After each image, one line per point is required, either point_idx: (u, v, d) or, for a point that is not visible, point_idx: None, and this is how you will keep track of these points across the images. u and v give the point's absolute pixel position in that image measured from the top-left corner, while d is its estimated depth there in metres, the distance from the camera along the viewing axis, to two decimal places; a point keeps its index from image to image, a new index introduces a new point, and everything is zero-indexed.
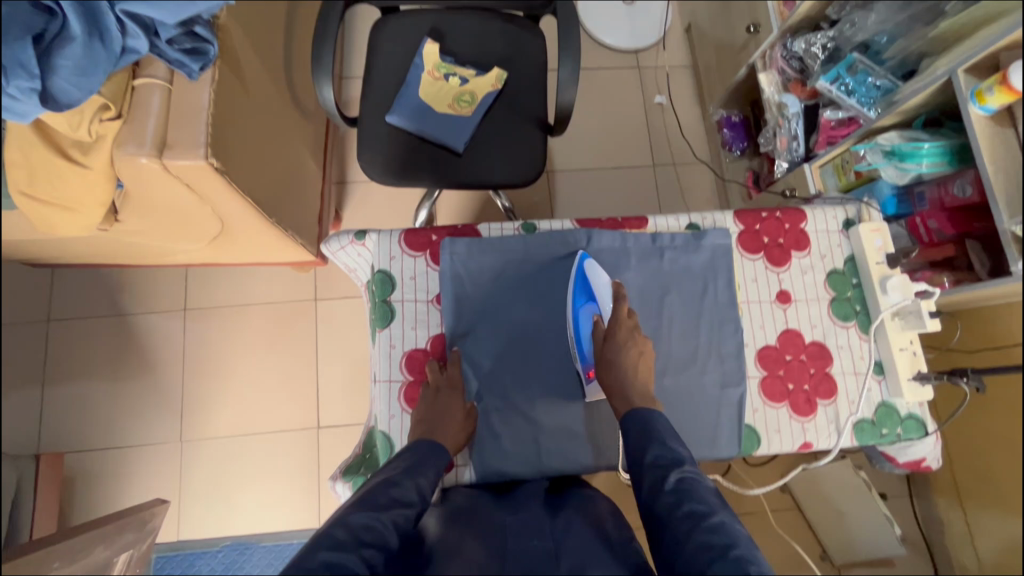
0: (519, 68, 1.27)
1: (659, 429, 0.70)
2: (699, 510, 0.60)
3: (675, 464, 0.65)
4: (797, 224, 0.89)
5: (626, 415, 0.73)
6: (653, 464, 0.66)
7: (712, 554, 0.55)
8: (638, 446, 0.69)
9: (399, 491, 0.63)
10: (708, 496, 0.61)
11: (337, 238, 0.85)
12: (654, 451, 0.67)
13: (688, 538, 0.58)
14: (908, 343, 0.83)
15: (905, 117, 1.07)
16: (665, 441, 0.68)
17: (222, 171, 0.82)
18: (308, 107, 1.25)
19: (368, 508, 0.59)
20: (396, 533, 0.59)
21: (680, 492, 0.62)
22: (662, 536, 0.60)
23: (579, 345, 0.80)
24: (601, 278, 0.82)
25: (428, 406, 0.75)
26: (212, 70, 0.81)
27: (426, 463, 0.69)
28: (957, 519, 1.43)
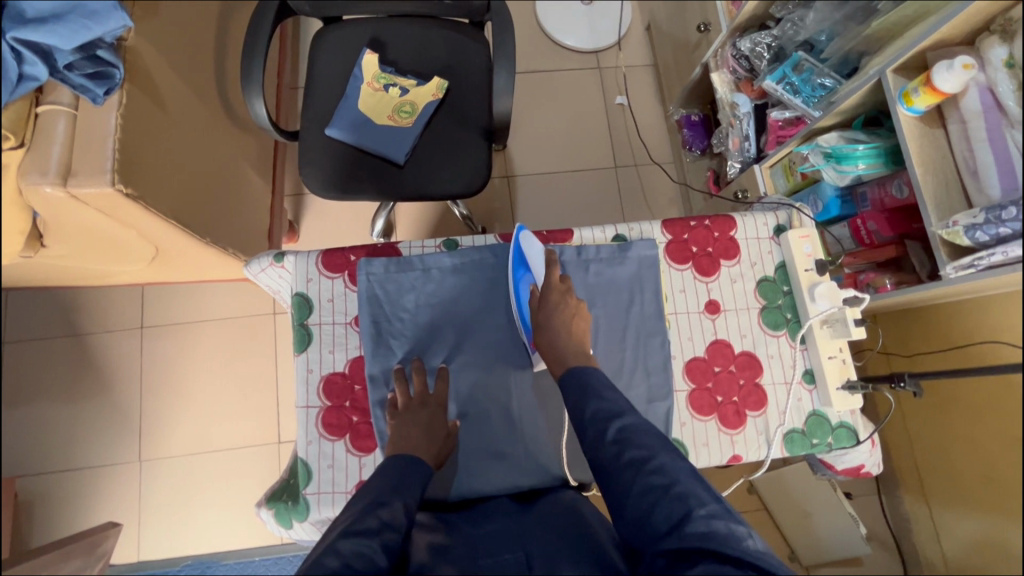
0: (462, 75, 1.26)
1: (594, 382, 0.70)
2: (640, 456, 0.61)
3: (614, 416, 0.64)
4: (726, 232, 0.88)
5: (563, 374, 0.72)
6: (594, 416, 0.65)
7: (657, 496, 0.58)
8: (578, 401, 0.68)
9: (389, 513, 0.61)
10: (647, 438, 0.62)
11: (257, 261, 0.84)
12: (593, 406, 0.66)
13: (631, 485, 0.60)
14: (837, 351, 0.82)
15: (845, 117, 1.05)
16: (601, 395, 0.68)
17: (134, 197, 0.81)
18: (246, 121, 1.24)
19: (356, 534, 0.57)
20: (388, 555, 0.57)
21: (621, 440, 0.63)
22: (607, 481, 0.62)
23: (521, 313, 0.79)
24: (535, 247, 0.82)
25: (400, 428, 0.73)
26: (119, 93, 0.79)
27: (410, 477, 0.67)
28: (922, 515, 1.39)
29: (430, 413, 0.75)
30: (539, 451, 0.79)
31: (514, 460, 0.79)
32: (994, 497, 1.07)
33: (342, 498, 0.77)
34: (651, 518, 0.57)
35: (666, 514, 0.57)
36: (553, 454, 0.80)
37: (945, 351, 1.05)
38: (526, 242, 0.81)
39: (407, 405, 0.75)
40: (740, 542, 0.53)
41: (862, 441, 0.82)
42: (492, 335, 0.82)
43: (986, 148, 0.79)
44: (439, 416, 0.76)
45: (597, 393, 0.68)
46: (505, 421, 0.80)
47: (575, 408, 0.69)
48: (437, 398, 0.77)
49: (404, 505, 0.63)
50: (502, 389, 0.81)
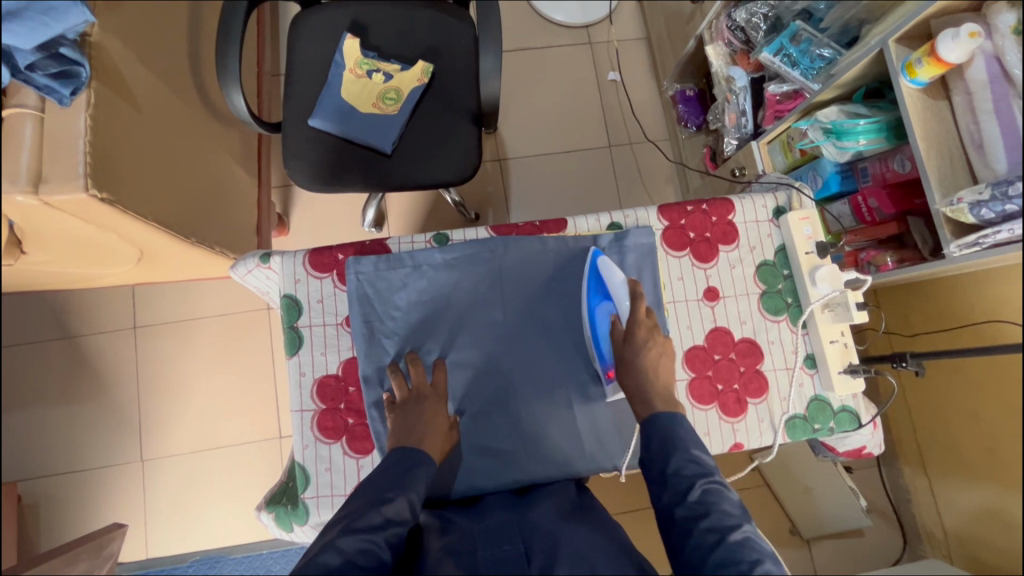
0: (447, 56, 1.21)
1: (682, 437, 0.67)
2: (723, 524, 0.59)
3: (698, 475, 0.63)
4: (724, 216, 0.85)
5: (648, 420, 0.70)
6: (676, 473, 0.64)
7: (737, 569, 0.55)
8: (660, 456, 0.67)
9: (392, 508, 0.60)
10: (732, 510, 0.60)
11: (243, 262, 0.82)
12: (677, 460, 0.65)
13: (708, 552, 0.58)
14: (839, 335, 0.81)
15: (845, 90, 1.02)
16: (687, 448, 0.66)
17: (109, 201, 0.78)
18: (225, 114, 1.20)
19: (360, 530, 0.58)
20: (391, 551, 0.58)
21: (705, 502, 0.61)
22: (682, 544, 0.60)
23: (598, 344, 0.78)
24: (616, 276, 0.80)
25: (399, 420, 0.72)
26: (86, 93, 0.76)
27: (413, 468, 0.66)
28: (922, 487, 1.40)
29: (431, 404, 0.74)
30: (543, 445, 0.79)
31: (516, 455, 0.78)
32: (993, 469, 1.08)
33: (341, 500, 0.76)
34: None
35: None
36: (560, 448, 0.79)
37: (947, 329, 1.05)
38: (605, 269, 0.80)
39: (405, 398, 0.74)
40: None
41: (864, 424, 0.81)
42: (489, 330, 0.80)
43: (992, 121, 0.76)
44: (439, 408, 0.74)
45: (683, 446, 0.66)
46: (504, 418, 0.79)
47: (654, 454, 0.67)
48: (437, 387, 0.76)
49: (408, 500, 0.62)
50: (501, 385, 0.79)
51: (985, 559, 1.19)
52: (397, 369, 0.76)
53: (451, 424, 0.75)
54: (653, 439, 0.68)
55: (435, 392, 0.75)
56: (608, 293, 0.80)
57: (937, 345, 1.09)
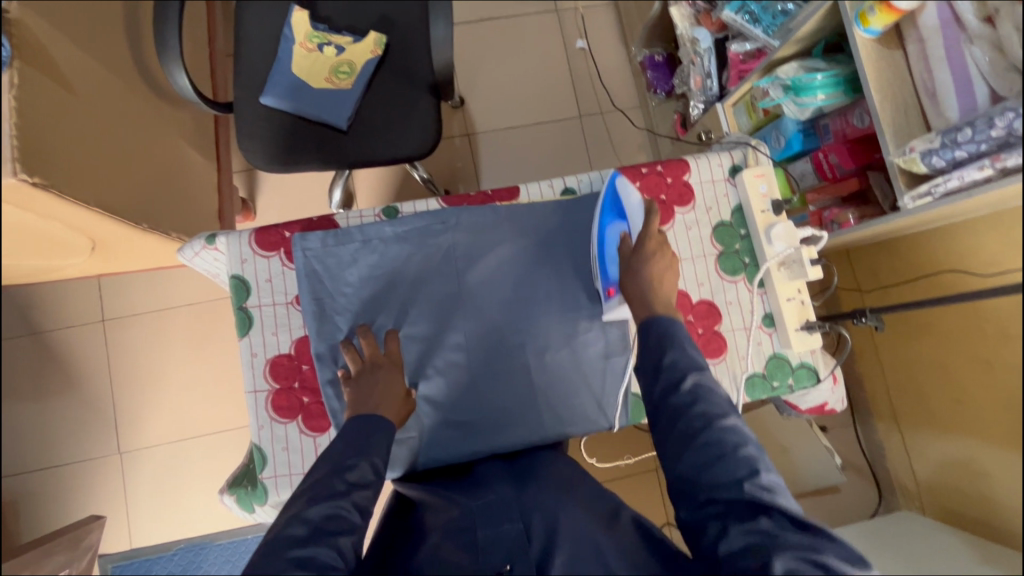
0: (401, 26, 1.18)
1: (679, 336, 0.69)
2: (712, 412, 0.63)
3: (691, 369, 0.66)
4: (680, 176, 0.84)
5: (647, 324, 0.71)
6: (670, 365, 0.67)
7: (721, 452, 0.60)
8: (655, 350, 0.69)
9: (355, 474, 0.61)
10: (720, 400, 0.64)
11: (189, 245, 0.80)
12: (672, 355, 0.68)
13: (695, 436, 0.62)
14: (796, 292, 0.80)
15: (804, 45, 0.99)
16: (683, 345, 0.68)
17: (43, 185, 0.75)
18: (171, 93, 1.16)
19: (325, 498, 0.57)
20: (360, 514, 0.58)
21: (695, 394, 0.65)
22: (670, 428, 0.64)
23: (602, 263, 0.77)
24: (633, 196, 0.79)
25: (355, 395, 0.71)
26: (8, 73, 0.72)
27: (373, 435, 0.66)
28: (895, 443, 1.43)
29: (385, 373, 0.73)
30: (502, 414, 0.79)
31: (475, 426, 0.78)
32: (964, 423, 1.10)
33: (299, 479, 0.75)
34: (713, 468, 0.60)
35: (730, 468, 0.59)
36: (519, 417, 0.79)
37: (912, 279, 1.06)
38: (623, 190, 0.77)
39: (359, 371, 0.73)
40: (793, 514, 0.57)
41: (822, 379, 0.82)
42: (443, 302, 0.79)
43: (944, 68, 0.75)
44: (398, 379, 0.74)
45: (678, 343, 0.69)
46: (463, 389, 0.79)
47: (651, 355, 0.69)
48: (393, 359, 0.75)
49: (371, 464, 0.63)
50: (458, 357, 0.79)
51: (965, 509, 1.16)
52: (349, 343, 0.75)
53: (409, 393, 0.75)
54: (652, 337, 0.70)
55: (390, 363, 0.74)
56: (624, 213, 0.79)
57: (903, 297, 1.10)
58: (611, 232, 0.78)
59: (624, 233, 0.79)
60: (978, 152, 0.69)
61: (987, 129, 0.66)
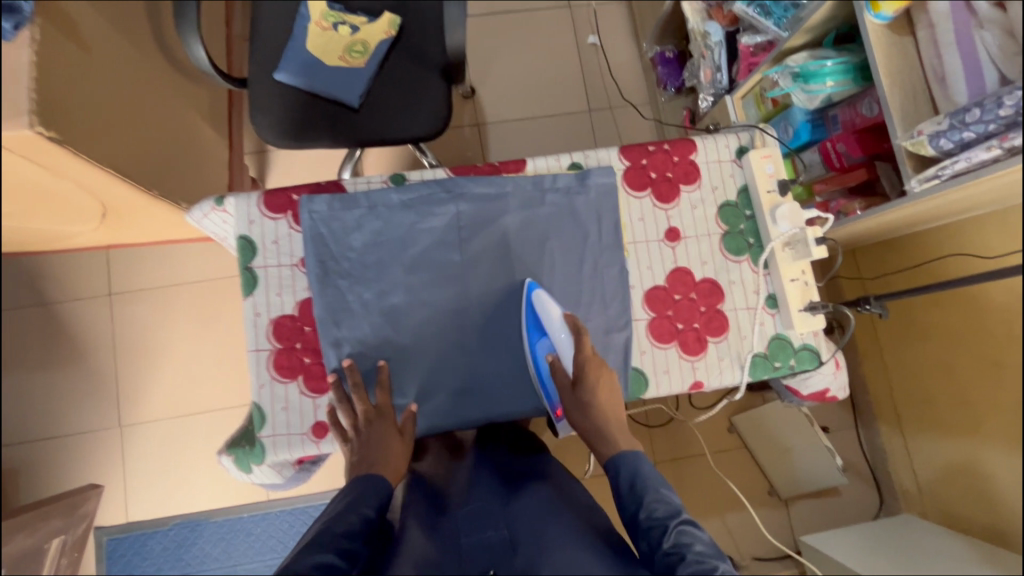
0: (415, 10, 1.19)
1: (649, 477, 0.64)
2: (701, 566, 0.52)
3: (669, 517, 0.58)
4: (686, 155, 0.84)
5: (610, 460, 0.68)
6: (648, 519, 0.59)
7: None
8: (631, 499, 0.62)
9: (342, 525, 0.59)
10: (709, 552, 0.54)
11: (199, 207, 0.81)
12: (649, 504, 0.60)
13: None
14: (800, 274, 0.80)
15: (815, 35, 1.00)
16: (659, 487, 0.62)
17: (60, 141, 0.77)
18: (187, 66, 1.17)
19: (312, 550, 0.56)
20: (347, 561, 0.56)
21: (679, 547, 0.55)
22: None
23: (543, 385, 0.78)
24: (552, 311, 0.77)
25: (359, 448, 0.70)
26: (30, 28, 0.73)
27: (366, 489, 0.65)
28: (898, 444, 1.44)
29: (382, 430, 0.72)
30: (500, 383, 0.79)
31: (473, 394, 0.79)
32: (965, 422, 1.10)
33: (299, 439, 0.76)
34: None
35: None
36: (516, 388, 0.79)
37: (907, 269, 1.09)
38: (539, 302, 0.78)
39: (355, 433, 0.72)
40: None
41: (824, 361, 0.81)
42: (444, 273, 0.79)
43: (953, 52, 0.75)
44: (392, 430, 0.73)
45: (653, 486, 0.62)
46: (464, 358, 0.79)
47: (627, 504, 0.63)
48: (382, 412, 0.74)
49: (361, 515, 0.61)
50: (460, 326, 0.79)
51: (977, 515, 1.16)
52: (343, 395, 0.74)
53: (401, 429, 0.74)
54: (623, 482, 0.65)
55: (383, 416, 0.73)
56: (546, 329, 0.78)
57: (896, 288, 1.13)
58: (539, 353, 0.78)
59: (551, 354, 0.78)
60: (986, 132, 0.69)
61: (996, 108, 0.67)
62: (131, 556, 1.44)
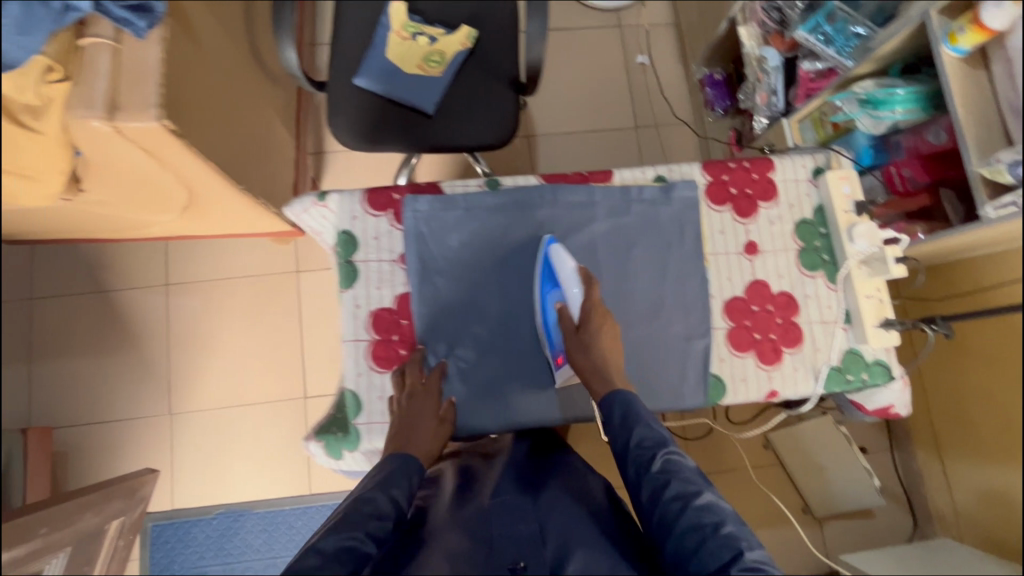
0: (488, 24, 1.24)
1: (639, 411, 0.69)
2: (686, 490, 0.60)
3: (659, 445, 0.65)
4: (765, 173, 0.88)
5: (604, 397, 0.72)
6: (638, 445, 0.66)
7: (703, 535, 0.56)
8: (622, 429, 0.69)
9: (372, 506, 0.60)
10: (694, 477, 0.62)
11: (300, 201, 0.84)
12: (638, 433, 0.67)
13: (675, 521, 0.58)
14: (874, 291, 0.83)
15: (882, 65, 1.05)
16: (648, 421, 0.68)
17: (178, 134, 0.81)
18: (269, 68, 1.23)
19: (340, 531, 0.57)
20: (374, 544, 0.57)
21: (666, 472, 0.62)
22: (650, 518, 0.61)
23: (548, 333, 0.80)
24: (567, 263, 0.79)
25: (399, 421, 0.75)
26: (160, 28, 0.78)
27: (396, 473, 0.66)
28: (936, 472, 1.45)
29: (421, 409, 0.75)
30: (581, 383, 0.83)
31: (555, 392, 0.82)
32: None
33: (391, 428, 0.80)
34: (697, 555, 0.55)
35: (715, 553, 0.55)
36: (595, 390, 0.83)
37: (955, 297, 1.12)
38: (556, 257, 0.79)
39: (399, 407, 0.77)
40: None
41: (896, 377, 0.83)
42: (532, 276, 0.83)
43: None
44: (432, 414, 0.76)
45: (642, 419, 0.69)
46: (549, 357, 0.82)
47: (617, 435, 0.69)
48: (427, 391, 0.77)
49: (390, 498, 0.62)
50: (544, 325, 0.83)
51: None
52: (399, 376, 0.79)
53: (442, 418, 0.77)
54: (614, 416, 0.70)
55: (426, 395, 0.77)
56: (559, 281, 0.79)
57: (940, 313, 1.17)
58: (549, 303, 0.80)
59: (561, 304, 0.78)
60: None
61: None
62: (174, 543, 1.46)
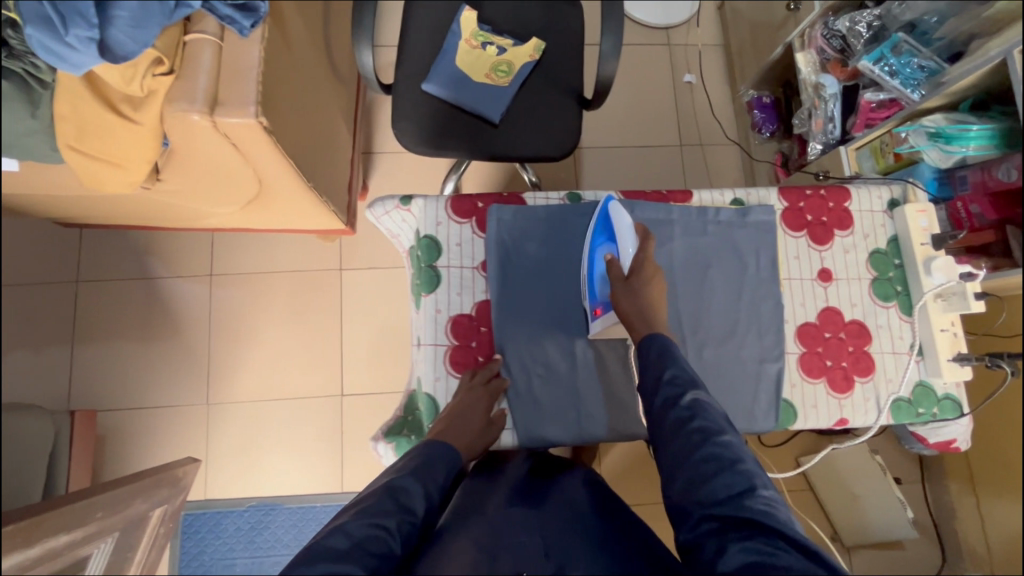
0: (555, 38, 1.26)
1: (676, 351, 0.70)
2: (710, 427, 0.62)
3: (690, 385, 0.65)
4: (841, 202, 0.89)
5: (646, 338, 0.71)
6: (669, 380, 0.67)
7: (721, 466, 0.59)
8: (655, 362, 0.69)
9: (405, 496, 0.62)
10: (718, 416, 0.63)
11: (382, 204, 0.87)
12: (671, 369, 0.67)
13: (694, 451, 0.60)
14: (949, 325, 0.83)
15: (951, 99, 1.06)
16: (680, 361, 0.68)
17: (270, 131, 0.82)
18: (337, 69, 1.25)
19: (370, 515, 0.59)
20: (401, 540, 0.59)
21: (693, 408, 0.64)
22: (667, 444, 0.63)
23: (592, 282, 0.80)
24: (625, 219, 0.78)
25: (454, 406, 0.77)
26: (262, 27, 0.81)
27: (436, 462, 0.69)
28: (969, 506, 1.44)
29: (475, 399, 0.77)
30: None
31: (628, 406, 0.82)
32: None
33: None
34: (711, 482, 0.58)
35: (728, 483, 0.58)
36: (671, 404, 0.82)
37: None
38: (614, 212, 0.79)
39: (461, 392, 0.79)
40: (794, 531, 0.54)
41: (966, 414, 0.83)
42: None
43: None
44: (483, 409, 0.77)
45: (676, 359, 0.69)
46: (623, 371, 0.83)
47: (650, 368, 0.69)
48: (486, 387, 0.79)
49: (424, 492, 0.64)
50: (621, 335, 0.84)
51: None
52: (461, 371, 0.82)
53: (491, 421, 0.78)
54: (652, 350, 0.70)
55: (484, 392, 0.78)
56: (615, 236, 0.79)
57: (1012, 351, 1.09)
58: (599, 254, 0.81)
59: (610, 255, 0.79)
60: None
61: None
62: (205, 533, 1.46)
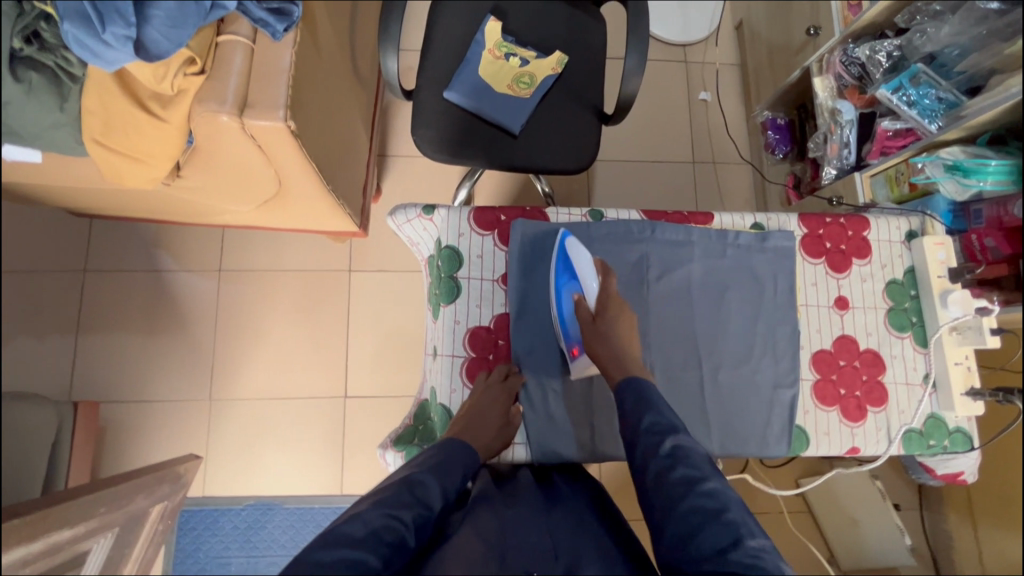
0: (577, 53, 1.26)
1: (655, 396, 0.71)
2: (692, 476, 0.63)
3: (669, 431, 0.67)
4: (860, 231, 0.90)
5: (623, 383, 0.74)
6: (648, 429, 0.68)
7: (705, 519, 0.59)
8: (633, 412, 0.70)
9: (422, 491, 0.63)
10: (702, 463, 0.65)
11: (404, 212, 0.87)
12: (649, 418, 0.69)
13: (678, 504, 0.61)
14: (963, 359, 0.83)
15: (970, 133, 1.07)
16: (660, 408, 0.70)
17: (296, 134, 0.82)
18: (359, 72, 1.25)
19: (387, 506, 0.59)
20: (415, 533, 0.59)
21: (673, 457, 0.65)
22: (653, 497, 0.64)
23: (562, 324, 0.81)
24: (583, 255, 0.81)
25: (471, 405, 0.77)
26: (295, 31, 0.81)
27: (454, 459, 0.69)
28: (967, 535, 1.43)
29: (492, 399, 0.77)
30: None
31: None
32: None
33: None
34: (698, 536, 0.59)
35: (715, 537, 0.58)
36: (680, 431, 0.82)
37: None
38: (572, 250, 0.81)
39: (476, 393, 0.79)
40: None
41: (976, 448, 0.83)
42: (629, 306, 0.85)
43: None
44: (501, 407, 0.77)
45: (655, 405, 0.71)
46: None
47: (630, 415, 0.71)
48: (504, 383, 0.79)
49: (442, 488, 0.65)
50: None
51: None
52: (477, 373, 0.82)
53: (509, 419, 0.79)
54: (629, 399, 0.72)
55: (501, 389, 0.79)
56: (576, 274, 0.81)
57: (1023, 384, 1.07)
58: (565, 295, 0.82)
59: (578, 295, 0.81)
60: None
61: None
62: (201, 530, 1.45)
